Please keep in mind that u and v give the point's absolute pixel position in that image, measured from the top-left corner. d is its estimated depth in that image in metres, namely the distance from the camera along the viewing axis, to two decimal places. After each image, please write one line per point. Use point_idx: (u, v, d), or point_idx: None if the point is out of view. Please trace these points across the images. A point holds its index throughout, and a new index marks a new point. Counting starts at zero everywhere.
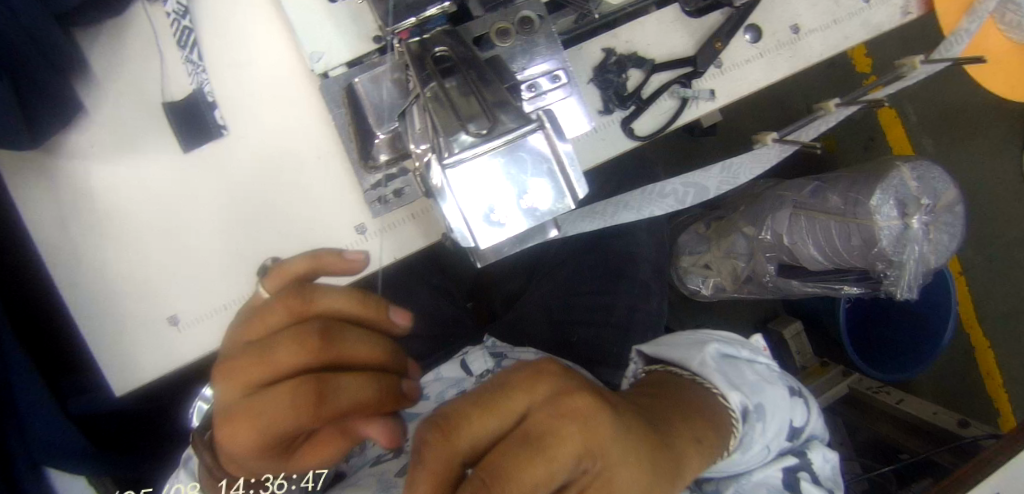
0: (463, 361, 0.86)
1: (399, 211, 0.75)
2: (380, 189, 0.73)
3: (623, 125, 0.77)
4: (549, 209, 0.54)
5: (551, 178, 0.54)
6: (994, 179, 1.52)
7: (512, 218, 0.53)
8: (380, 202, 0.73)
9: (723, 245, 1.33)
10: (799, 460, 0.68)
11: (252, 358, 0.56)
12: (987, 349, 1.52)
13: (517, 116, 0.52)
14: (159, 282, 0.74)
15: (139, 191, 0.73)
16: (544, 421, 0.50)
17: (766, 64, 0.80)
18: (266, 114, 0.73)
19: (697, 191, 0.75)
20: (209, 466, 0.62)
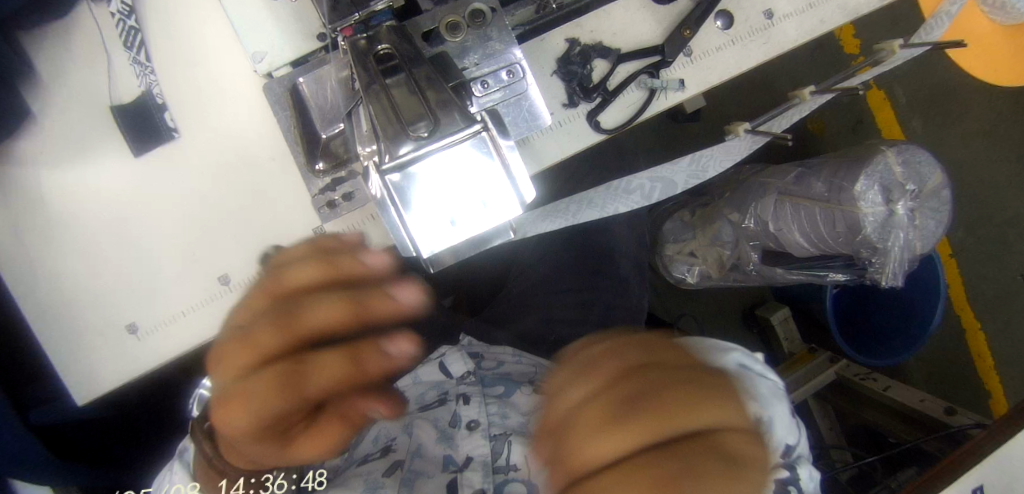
0: (441, 362, 0.85)
1: (356, 214, 0.73)
2: (329, 193, 0.71)
3: (589, 119, 0.75)
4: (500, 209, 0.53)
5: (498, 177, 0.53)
6: (987, 159, 1.49)
7: (466, 217, 0.53)
8: (328, 208, 0.71)
9: (709, 233, 1.31)
10: (790, 473, 0.66)
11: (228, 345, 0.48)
12: (979, 331, 1.50)
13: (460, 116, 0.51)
14: (115, 290, 0.72)
15: (91, 197, 0.70)
16: (656, 407, 0.39)
17: (739, 51, 0.77)
18: (218, 116, 0.71)
19: (664, 185, 0.74)
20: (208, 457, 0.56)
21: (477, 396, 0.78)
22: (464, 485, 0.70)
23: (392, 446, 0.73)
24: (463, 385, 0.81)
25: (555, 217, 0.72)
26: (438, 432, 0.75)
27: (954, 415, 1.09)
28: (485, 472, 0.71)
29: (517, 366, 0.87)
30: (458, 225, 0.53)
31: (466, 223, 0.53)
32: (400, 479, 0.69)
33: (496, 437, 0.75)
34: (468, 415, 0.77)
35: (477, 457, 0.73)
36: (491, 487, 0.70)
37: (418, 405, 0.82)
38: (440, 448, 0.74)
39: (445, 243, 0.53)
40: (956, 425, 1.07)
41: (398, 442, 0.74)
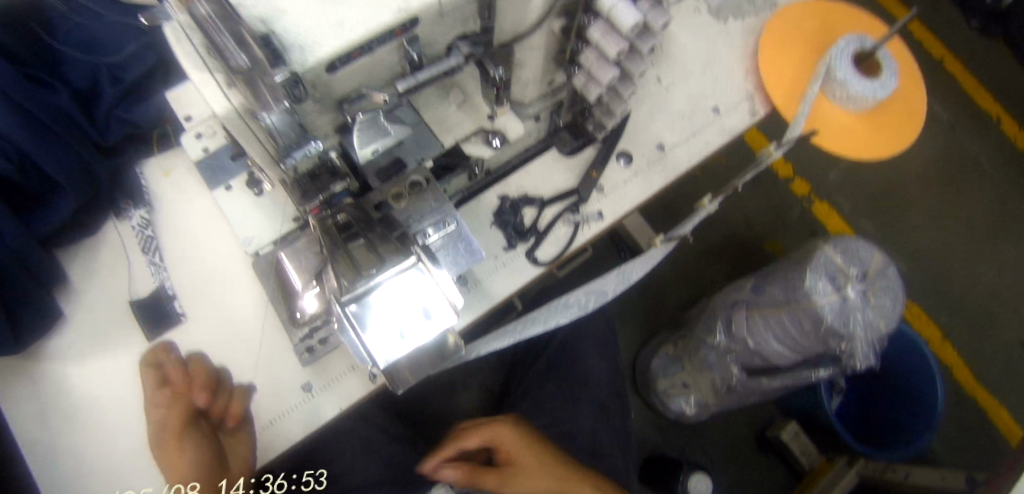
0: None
1: (337, 364, 0.81)
2: (307, 340, 0.80)
3: (527, 256, 0.85)
4: (442, 321, 0.63)
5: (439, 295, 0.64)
6: (941, 245, 1.61)
7: (412, 333, 0.62)
8: (307, 352, 0.79)
9: (695, 361, 1.37)
10: None
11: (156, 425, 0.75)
12: (998, 409, 1.50)
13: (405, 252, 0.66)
14: (125, 464, 0.79)
15: (113, 380, 0.81)
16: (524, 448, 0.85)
17: (642, 181, 0.90)
18: (218, 297, 0.84)
19: (597, 296, 0.79)
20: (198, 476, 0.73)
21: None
22: None
23: None
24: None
25: (503, 336, 0.76)
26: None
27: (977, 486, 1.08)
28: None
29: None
30: (404, 336, 0.62)
31: (418, 335, 0.62)
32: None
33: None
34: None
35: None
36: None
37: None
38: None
39: (397, 355, 0.62)
40: None
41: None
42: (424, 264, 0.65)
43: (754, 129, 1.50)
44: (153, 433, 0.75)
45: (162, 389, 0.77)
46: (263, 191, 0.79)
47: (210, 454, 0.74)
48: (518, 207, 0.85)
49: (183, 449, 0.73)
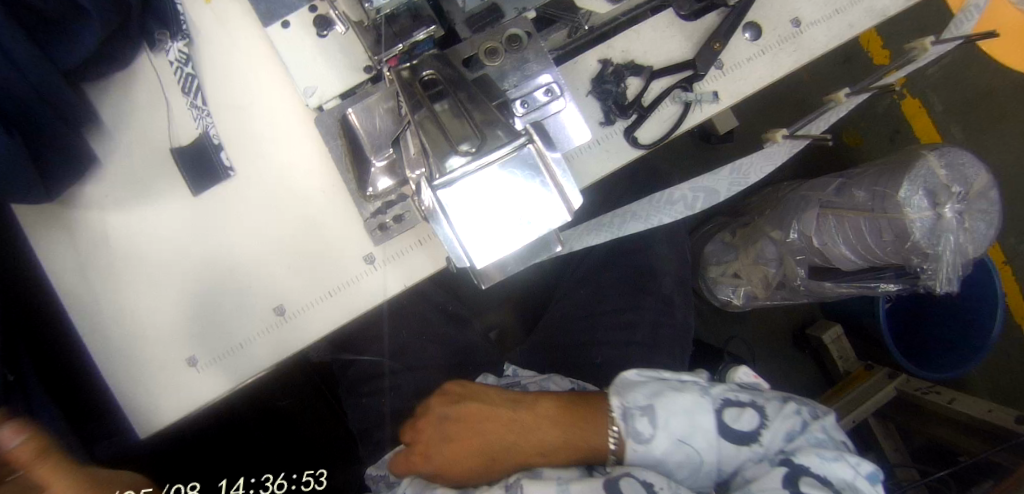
0: None
1: (404, 238, 0.75)
2: (380, 217, 0.72)
3: (626, 135, 0.74)
4: (549, 221, 0.56)
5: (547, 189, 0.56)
6: None
7: (514, 233, 0.56)
8: (380, 230, 0.73)
9: (752, 252, 1.29)
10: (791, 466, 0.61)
11: None
12: None
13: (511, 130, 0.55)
14: (175, 324, 0.75)
15: (155, 236, 0.74)
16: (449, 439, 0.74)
17: (769, 60, 0.77)
18: (269, 152, 0.74)
19: (707, 194, 0.72)
20: None
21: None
22: None
23: None
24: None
25: (600, 231, 0.73)
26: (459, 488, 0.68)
27: None
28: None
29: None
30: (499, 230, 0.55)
31: (517, 234, 0.56)
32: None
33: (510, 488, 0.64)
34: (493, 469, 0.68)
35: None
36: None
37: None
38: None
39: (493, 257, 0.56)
40: None
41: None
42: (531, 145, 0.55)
43: (874, 28, 1.30)
44: None
45: None
46: (327, 34, 0.68)
47: None
48: (623, 79, 0.74)
49: None
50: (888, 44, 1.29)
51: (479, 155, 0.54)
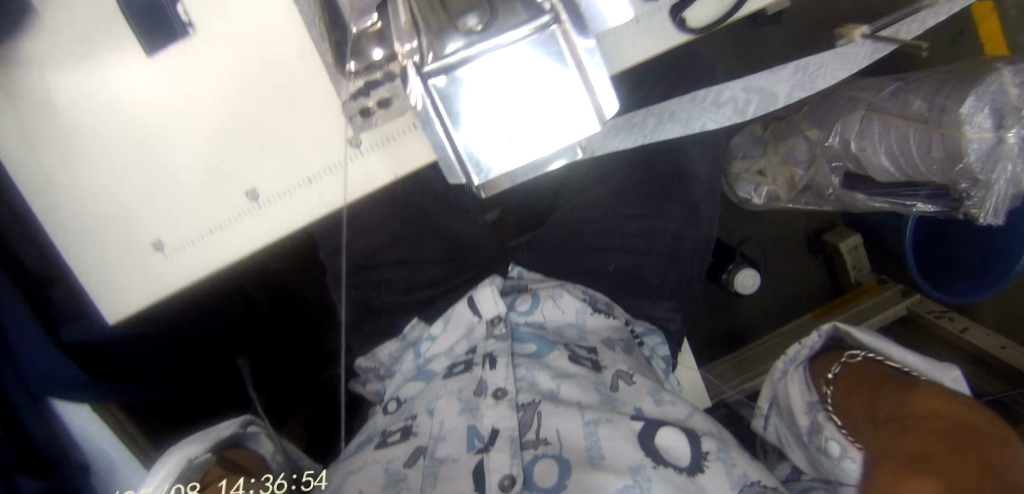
0: (472, 298, 0.74)
1: (396, 123, 0.65)
2: (361, 100, 0.62)
3: (673, 15, 0.62)
4: (568, 126, 0.49)
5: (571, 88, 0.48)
6: None
7: (522, 135, 0.49)
8: (361, 116, 0.63)
9: (782, 149, 1.17)
10: None
11: None
12: None
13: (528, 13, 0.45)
14: (139, 204, 0.67)
15: (108, 102, 0.64)
16: None
17: None
18: (234, 6, 0.61)
19: (762, 98, 0.61)
20: None
21: (504, 356, 0.67)
22: (489, 471, 0.56)
23: (412, 429, 0.65)
24: (491, 340, 0.70)
25: (631, 133, 0.63)
26: (461, 403, 0.64)
27: None
28: (512, 451, 0.58)
29: (557, 309, 0.74)
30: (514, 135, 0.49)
31: (533, 142, 0.50)
32: (422, 469, 0.60)
33: (524, 407, 0.62)
34: (494, 382, 0.64)
35: (503, 429, 0.60)
36: (517, 475, 0.55)
37: (447, 366, 0.71)
38: (460, 418, 0.63)
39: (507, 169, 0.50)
40: None
41: (420, 424, 0.65)
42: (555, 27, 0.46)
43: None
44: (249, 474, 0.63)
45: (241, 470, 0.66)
46: None
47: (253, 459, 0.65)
48: None
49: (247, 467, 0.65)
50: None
51: (489, 37, 0.46)
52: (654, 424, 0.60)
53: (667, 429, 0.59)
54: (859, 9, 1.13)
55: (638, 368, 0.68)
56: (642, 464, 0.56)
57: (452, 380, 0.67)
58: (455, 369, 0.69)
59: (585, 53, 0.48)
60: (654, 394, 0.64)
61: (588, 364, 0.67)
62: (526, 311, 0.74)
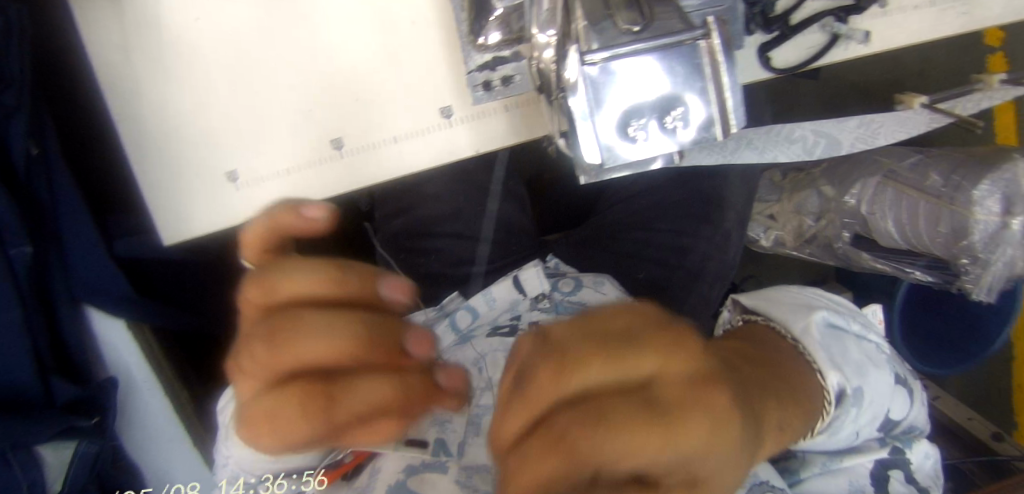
0: (516, 277, 0.78)
1: (495, 102, 0.67)
2: (487, 73, 0.65)
3: (759, 53, 0.67)
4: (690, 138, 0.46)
5: (703, 101, 0.45)
6: None
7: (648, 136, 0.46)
8: (484, 87, 0.66)
9: (796, 200, 1.23)
10: (894, 456, 0.63)
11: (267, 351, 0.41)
12: None
13: (681, 18, 0.45)
14: (222, 132, 0.68)
15: (216, 27, 0.66)
16: (676, 396, 0.35)
17: (936, 15, 0.69)
18: None
19: (829, 142, 0.67)
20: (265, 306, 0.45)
21: (547, 326, 0.74)
22: None
23: (463, 378, 0.72)
24: (535, 311, 0.77)
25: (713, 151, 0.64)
26: (505, 360, 0.73)
27: (1000, 441, 1.11)
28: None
29: (596, 293, 0.81)
30: (636, 136, 0.46)
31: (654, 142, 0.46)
32: (467, 418, 0.70)
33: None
34: None
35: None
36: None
37: (489, 327, 0.78)
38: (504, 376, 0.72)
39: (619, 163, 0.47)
40: (1004, 454, 1.08)
41: (468, 375, 0.73)
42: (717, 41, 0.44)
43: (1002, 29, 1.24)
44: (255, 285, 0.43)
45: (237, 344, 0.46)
46: None
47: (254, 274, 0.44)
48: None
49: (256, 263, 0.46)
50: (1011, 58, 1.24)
51: (649, 43, 0.44)
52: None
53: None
54: (886, 83, 1.20)
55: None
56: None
57: (495, 339, 0.76)
58: (501, 331, 0.77)
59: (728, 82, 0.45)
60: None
61: None
62: (568, 292, 0.80)
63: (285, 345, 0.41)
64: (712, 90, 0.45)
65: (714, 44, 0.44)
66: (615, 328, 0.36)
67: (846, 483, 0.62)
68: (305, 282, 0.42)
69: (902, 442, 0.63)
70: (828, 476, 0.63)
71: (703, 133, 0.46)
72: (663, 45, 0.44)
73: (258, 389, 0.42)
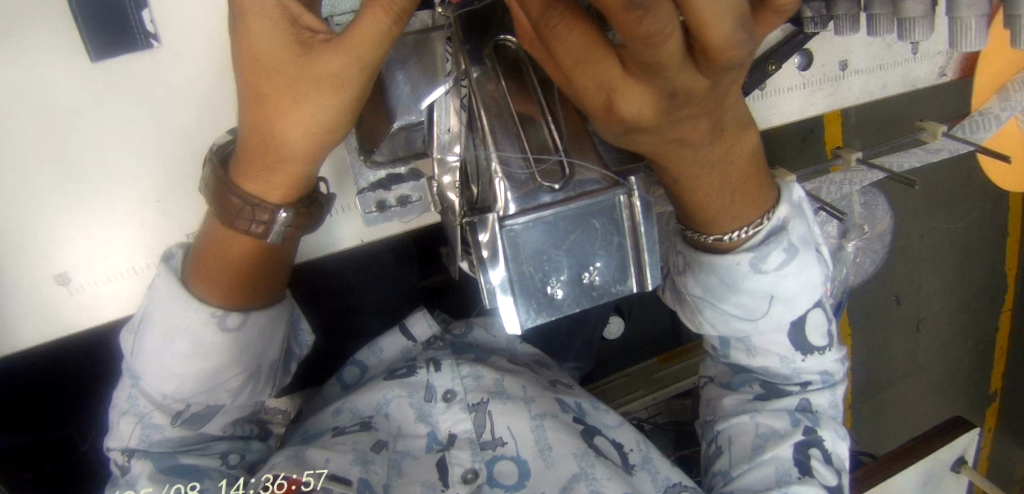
0: (405, 324, 0.76)
1: (394, 222, 0.57)
2: (380, 192, 0.55)
3: None
4: (606, 289, 0.44)
5: (618, 254, 0.43)
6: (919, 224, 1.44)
7: (565, 293, 0.43)
8: (378, 210, 0.55)
9: None
10: (811, 437, 0.59)
11: (265, 132, 0.41)
12: (887, 351, 1.51)
13: (600, 167, 0.42)
14: (47, 228, 0.59)
15: (29, 108, 0.55)
16: (682, 81, 0.36)
17: (805, 96, 0.73)
18: (212, 31, 0.58)
19: None
20: (228, 209, 0.44)
21: (448, 359, 0.66)
22: (451, 465, 0.56)
23: (371, 424, 0.61)
24: (432, 351, 0.71)
25: None
26: (413, 408, 0.63)
27: None
28: (473, 450, 0.58)
29: (488, 336, 0.77)
30: (553, 292, 0.42)
31: (571, 298, 0.43)
32: (388, 458, 0.57)
33: (475, 407, 0.61)
34: (442, 384, 0.63)
35: (460, 434, 0.60)
36: (481, 468, 0.56)
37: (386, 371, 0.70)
38: (417, 428, 0.61)
39: (538, 320, 0.43)
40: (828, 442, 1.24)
41: (378, 421, 0.61)
42: (639, 196, 0.42)
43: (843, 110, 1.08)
44: (253, 167, 0.43)
45: (256, 165, 0.43)
46: None
47: (261, 139, 0.41)
48: None
49: (266, 151, 0.42)
50: (847, 138, 1.10)
51: (572, 208, 0.41)
52: (591, 431, 0.60)
53: (599, 438, 0.59)
54: None
55: (574, 381, 0.71)
56: (584, 453, 0.56)
57: (394, 382, 0.64)
58: (398, 372, 0.66)
59: (646, 237, 0.43)
60: (590, 402, 0.65)
61: (529, 370, 0.68)
62: (461, 334, 0.77)
63: (274, 126, 0.40)
64: (630, 245, 0.43)
65: (637, 197, 0.42)
66: (656, 86, 0.36)
67: (773, 477, 0.57)
68: (272, 118, 0.40)
69: (813, 421, 0.59)
70: (757, 468, 0.58)
71: (617, 284, 0.44)
72: (584, 207, 0.42)
73: (292, 180, 0.43)
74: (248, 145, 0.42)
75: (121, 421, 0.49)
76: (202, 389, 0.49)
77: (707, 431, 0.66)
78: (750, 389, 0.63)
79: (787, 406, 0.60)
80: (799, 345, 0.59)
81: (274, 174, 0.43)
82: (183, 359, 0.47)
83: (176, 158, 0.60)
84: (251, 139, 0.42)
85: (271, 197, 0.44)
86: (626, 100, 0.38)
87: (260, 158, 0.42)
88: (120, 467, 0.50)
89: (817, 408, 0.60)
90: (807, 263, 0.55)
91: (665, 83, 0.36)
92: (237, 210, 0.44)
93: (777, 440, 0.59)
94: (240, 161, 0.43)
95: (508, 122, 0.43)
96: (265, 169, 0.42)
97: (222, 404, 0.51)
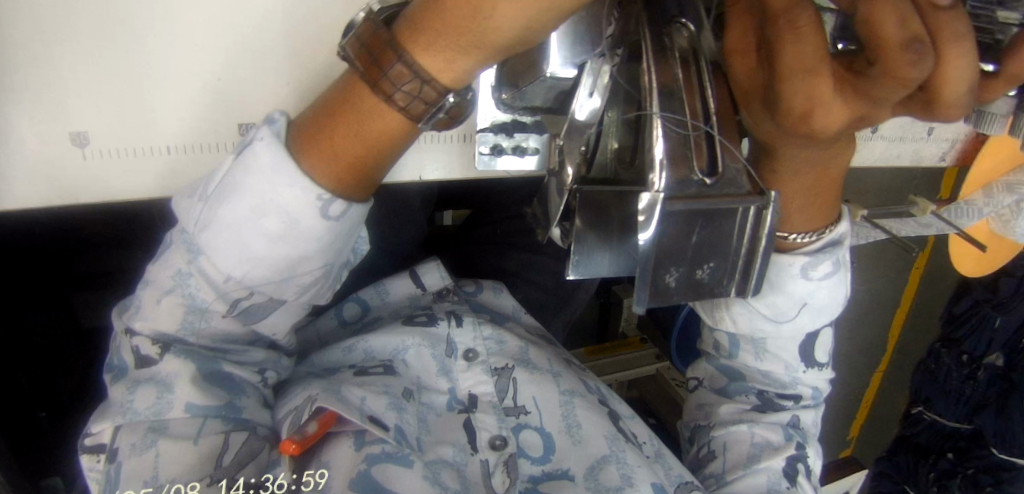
0: (416, 270, 0.71)
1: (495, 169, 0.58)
2: (494, 136, 0.56)
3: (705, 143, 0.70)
4: (711, 287, 0.46)
5: (731, 259, 0.45)
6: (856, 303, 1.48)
7: (681, 284, 0.44)
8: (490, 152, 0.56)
9: None
10: (800, 451, 0.63)
11: (464, 17, 0.39)
12: None
13: (744, 173, 0.44)
14: (80, 78, 0.51)
15: None
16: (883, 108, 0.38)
17: None
18: None
19: None
20: (392, 87, 0.42)
21: (470, 316, 0.64)
22: (478, 428, 0.56)
23: (393, 368, 0.58)
24: (448, 303, 0.69)
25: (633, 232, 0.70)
26: (434, 360, 0.60)
27: None
28: (498, 415, 0.57)
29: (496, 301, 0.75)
30: (671, 282, 0.44)
31: (682, 290, 0.45)
32: (417, 409, 0.56)
33: (499, 371, 0.60)
34: (463, 342, 0.62)
35: (481, 396, 0.59)
36: (509, 436, 0.56)
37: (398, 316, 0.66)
38: (438, 382, 0.60)
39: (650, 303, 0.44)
40: None
41: (398, 366, 0.59)
42: (769, 212, 0.44)
43: None
44: (434, 51, 0.41)
45: (440, 47, 0.41)
46: None
47: (460, 24, 0.39)
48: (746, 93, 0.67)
49: (460, 36, 0.40)
50: None
51: (716, 204, 0.42)
52: (614, 415, 0.61)
53: (620, 424, 0.61)
54: None
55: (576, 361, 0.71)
56: (615, 437, 0.57)
57: (414, 330, 0.61)
58: (418, 319, 0.63)
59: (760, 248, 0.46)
60: (605, 387, 0.66)
61: (545, 344, 0.68)
62: (471, 292, 0.75)
63: (488, 6, 0.38)
64: (744, 252, 0.45)
65: (767, 211, 0.44)
66: (858, 105, 0.38)
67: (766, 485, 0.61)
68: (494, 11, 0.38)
69: (802, 438, 0.64)
70: (749, 476, 0.62)
71: (721, 285, 0.46)
72: (722, 209, 0.43)
73: (473, 66, 0.41)
74: (433, 26, 0.40)
75: (162, 303, 0.48)
76: (274, 277, 0.47)
77: (698, 434, 0.69)
78: (747, 399, 0.66)
79: (780, 421, 0.65)
80: (805, 354, 0.64)
81: (451, 63, 0.41)
82: (270, 241, 0.45)
83: (247, 38, 0.54)
84: (443, 26, 0.40)
85: (441, 81, 0.42)
86: (823, 116, 0.39)
87: (448, 49, 0.41)
88: (141, 359, 0.48)
89: (805, 426, 0.65)
90: (841, 281, 0.59)
91: (872, 105, 0.38)
92: (403, 79, 0.42)
93: (772, 451, 0.63)
94: (418, 31, 0.41)
95: (671, 95, 0.42)
96: (446, 53, 0.41)
97: (284, 299, 0.49)
